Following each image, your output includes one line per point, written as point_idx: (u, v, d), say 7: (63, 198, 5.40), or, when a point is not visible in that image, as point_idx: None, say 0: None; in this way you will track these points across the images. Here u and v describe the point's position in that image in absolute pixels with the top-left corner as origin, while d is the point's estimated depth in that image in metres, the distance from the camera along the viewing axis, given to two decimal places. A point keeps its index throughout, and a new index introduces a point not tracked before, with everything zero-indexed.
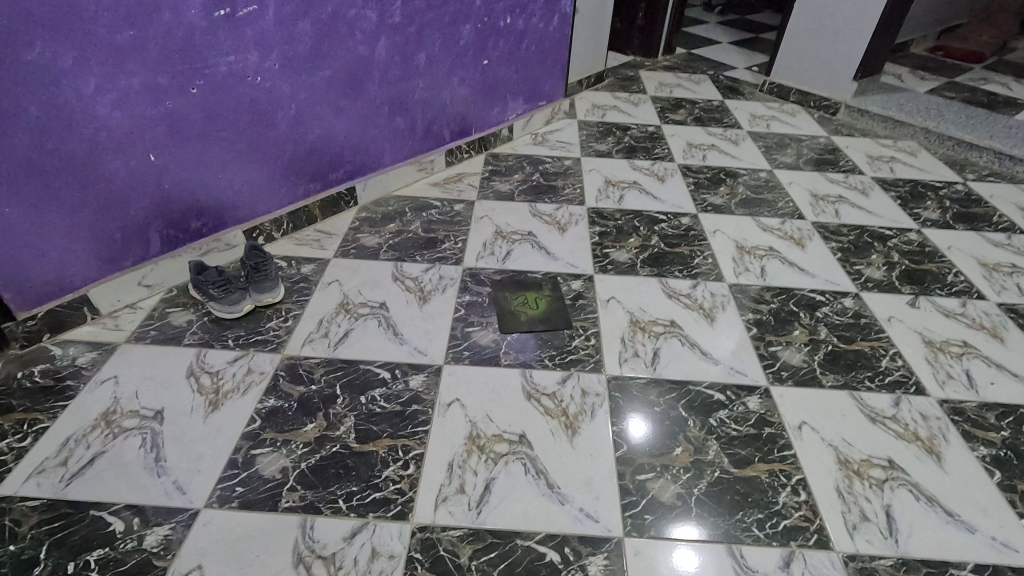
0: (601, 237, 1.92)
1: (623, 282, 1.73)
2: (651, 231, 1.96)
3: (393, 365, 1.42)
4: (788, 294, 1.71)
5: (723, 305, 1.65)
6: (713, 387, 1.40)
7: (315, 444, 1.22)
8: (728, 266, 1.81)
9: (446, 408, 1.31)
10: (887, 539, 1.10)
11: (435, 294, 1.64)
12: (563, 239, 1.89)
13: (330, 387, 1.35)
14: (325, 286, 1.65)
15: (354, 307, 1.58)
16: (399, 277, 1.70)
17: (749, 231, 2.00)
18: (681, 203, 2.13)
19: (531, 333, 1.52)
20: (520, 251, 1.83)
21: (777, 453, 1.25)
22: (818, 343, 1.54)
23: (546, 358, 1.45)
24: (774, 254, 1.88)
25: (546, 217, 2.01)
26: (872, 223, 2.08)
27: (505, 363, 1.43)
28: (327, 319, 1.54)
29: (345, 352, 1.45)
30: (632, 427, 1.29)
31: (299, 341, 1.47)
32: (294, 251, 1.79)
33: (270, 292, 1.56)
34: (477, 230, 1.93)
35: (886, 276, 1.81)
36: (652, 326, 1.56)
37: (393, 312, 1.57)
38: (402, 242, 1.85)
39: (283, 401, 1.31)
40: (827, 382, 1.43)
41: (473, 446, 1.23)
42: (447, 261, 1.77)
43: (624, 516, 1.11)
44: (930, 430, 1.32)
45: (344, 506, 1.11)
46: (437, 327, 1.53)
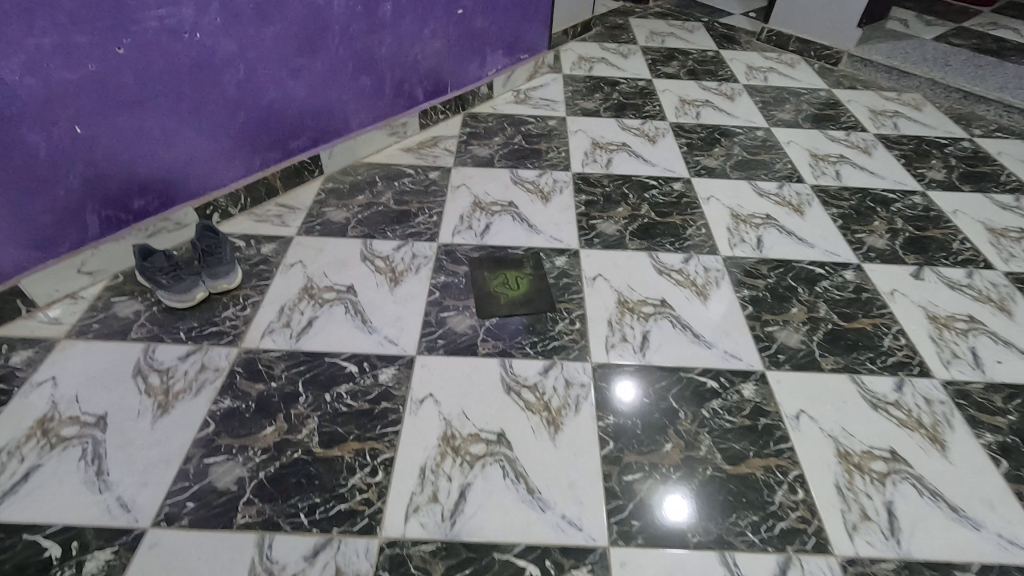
0: (587, 207, 1.78)
1: (611, 257, 1.60)
2: (641, 200, 1.82)
3: (361, 358, 1.30)
4: (786, 267, 1.60)
5: (717, 281, 1.54)
6: (705, 374, 1.30)
7: (275, 450, 1.12)
8: (722, 238, 1.69)
9: (418, 405, 1.21)
10: (888, 540, 1.03)
11: (407, 275, 1.51)
12: (546, 210, 1.76)
13: (292, 384, 1.24)
14: (286, 269, 1.52)
15: (318, 292, 1.45)
16: (368, 256, 1.57)
17: (745, 196, 1.87)
18: (674, 166, 1.98)
19: (511, 317, 1.41)
20: (500, 224, 1.70)
21: (772, 447, 1.17)
22: (818, 321, 1.44)
23: (526, 345, 1.35)
24: (772, 223, 1.76)
25: (528, 185, 1.86)
26: (876, 186, 1.95)
27: (483, 352, 1.33)
28: (289, 305, 1.42)
29: (309, 344, 1.33)
30: (622, 390, 1.26)
31: (258, 332, 1.35)
32: (252, 228, 1.64)
33: (225, 278, 1.43)
34: (453, 200, 1.78)
35: (889, 245, 1.71)
36: (641, 307, 1.45)
37: (361, 297, 1.45)
38: (371, 216, 1.70)
39: (240, 402, 1.21)
40: (828, 365, 1.34)
41: (447, 448, 1.14)
42: (421, 237, 1.64)
43: (609, 523, 1.04)
44: (934, 416, 1.24)
45: (306, 520, 1.02)
46: (408, 313, 1.41)
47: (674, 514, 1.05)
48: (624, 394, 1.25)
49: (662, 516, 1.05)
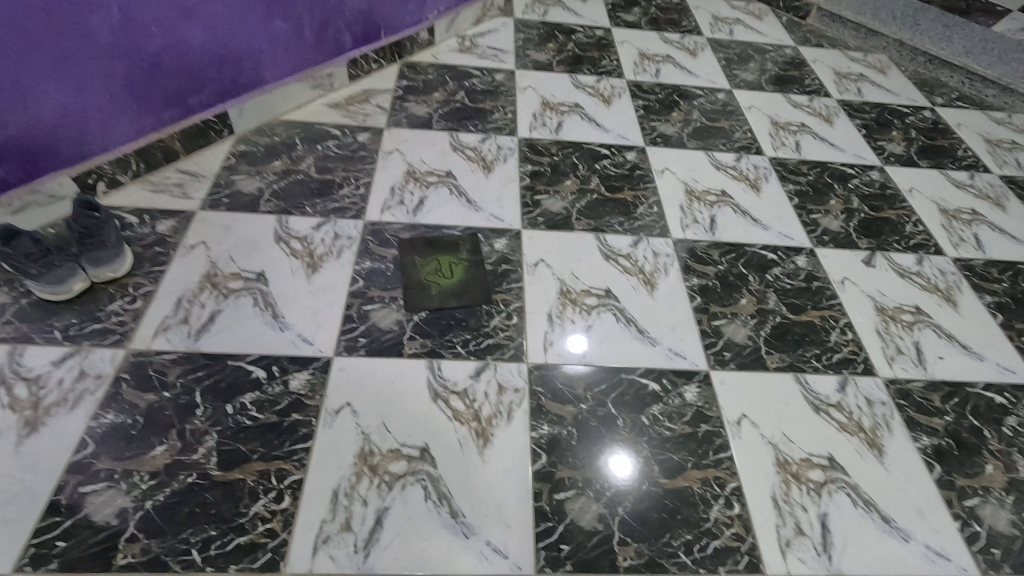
0: (532, 180, 1.63)
1: (555, 239, 1.48)
2: (591, 172, 1.68)
3: (270, 360, 1.16)
4: (737, 251, 1.52)
5: (666, 268, 1.45)
6: (647, 375, 1.23)
7: (165, 475, 0.99)
8: (674, 218, 1.58)
9: (334, 417, 1.09)
10: (820, 555, 1.01)
11: (327, 260, 1.35)
12: (487, 183, 1.60)
13: (188, 393, 1.10)
14: (186, 251, 1.33)
15: (223, 280, 1.28)
16: (284, 237, 1.39)
17: (701, 170, 1.75)
18: (628, 133, 1.84)
19: (442, 310, 1.28)
20: (436, 198, 1.54)
21: (711, 457, 1.11)
22: (766, 314, 1.38)
23: (457, 344, 1.23)
24: (727, 201, 1.66)
25: (469, 152, 1.68)
26: (834, 160, 1.86)
27: (409, 353, 1.20)
28: (188, 297, 1.24)
29: (210, 344, 1.17)
30: (573, 344, 1.26)
31: (150, 330, 1.18)
32: (146, 201, 1.42)
33: (111, 264, 1.23)
34: (383, 168, 1.60)
35: (844, 227, 1.64)
36: (584, 298, 1.35)
37: (273, 286, 1.29)
38: (288, 187, 1.51)
39: (125, 416, 1.06)
40: (773, 363, 1.28)
41: (363, 467, 1.03)
42: (345, 214, 1.46)
43: (537, 548, 0.97)
44: (874, 418, 1.21)
45: (200, 558, 0.91)
46: (327, 306, 1.26)
47: (620, 468, 1.08)
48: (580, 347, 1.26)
49: (610, 473, 1.07)
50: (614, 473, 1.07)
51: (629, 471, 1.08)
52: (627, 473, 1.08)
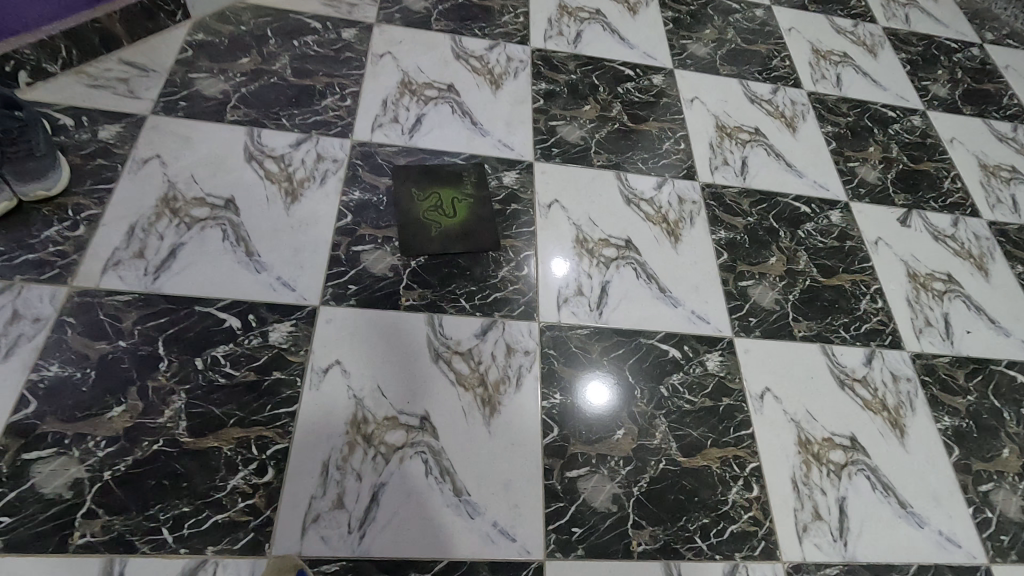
0: (547, 102, 1.41)
1: (571, 176, 1.30)
2: (613, 96, 1.46)
3: (245, 307, 1.00)
4: (769, 202, 1.37)
5: (691, 217, 1.30)
6: (669, 340, 1.12)
7: (126, 440, 0.86)
8: (704, 158, 1.41)
9: (321, 377, 0.96)
10: (836, 541, 0.98)
11: (309, 188, 1.15)
12: (495, 102, 1.38)
13: (148, 344, 0.94)
14: (137, 166, 1.11)
15: (184, 206, 1.08)
16: (256, 156, 1.17)
17: (734, 101, 1.55)
18: (656, 52, 1.60)
19: (444, 256, 1.12)
20: (435, 118, 1.32)
21: (732, 435, 1.04)
22: (795, 276, 1.27)
23: (461, 297, 1.09)
24: (761, 141, 1.48)
25: (474, 62, 1.44)
26: (876, 100, 1.68)
27: (406, 305, 1.06)
28: (142, 225, 1.04)
29: (171, 285, 1.00)
30: (555, 267, 1.16)
31: (98, 263, 0.99)
32: (84, 98, 1.16)
33: (41, 182, 1.02)
34: (374, 76, 1.35)
35: (881, 179, 1.50)
36: (602, 249, 1.21)
37: (246, 217, 1.09)
38: (259, 92, 1.26)
39: (72, 369, 0.90)
40: (799, 332, 1.19)
41: (357, 437, 0.92)
42: (328, 130, 1.24)
43: (547, 531, 0.90)
44: (898, 396, 1.15)
45: (172, 539, 0.81)
46: (310, 244, 1.09)
47: (597, 394, 1.03)
48: (560, 272, 1.15)
49: (587, 402, 1.02)
50: (592, 400, 1.02)
51: (607, 394, 1.04)
52: (607, 398, 1.03)
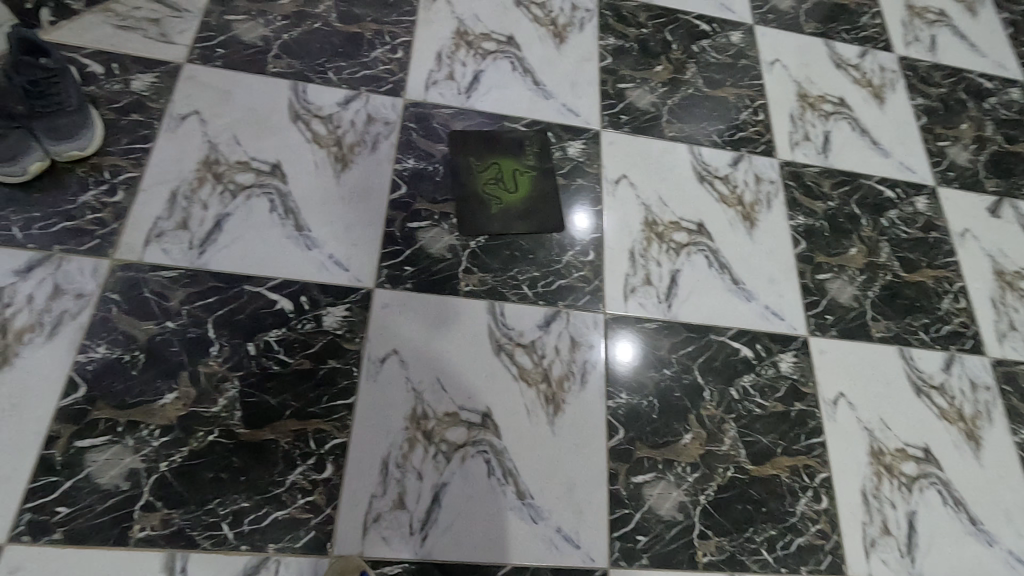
0: (615, 60, 1.27)
1: (640, 149, 1.19)
2: (687, 56, 1.32)
3: (297, 288, 0.94)
4: (851, 185, 1.26)
5: (769, 200, 1.20)
6: (741, 337, 1.05)
7: (180, 430, 0.82)
8: (783, 131, 1.28)
9: (378, 368, 0.90)
10: (903, 558, 0.95)
11: (359, 153, 1.06)
12: (559, 59, 1.24)
13: (197, 326, 0.88)
14: (175, 123, 1.01)
15: (227, 171, 0.99)
16: (302, 115, 1.07)
17: (818, 65, 1.40)
18: (734, 3, 1.43)
19: (505, 237, 1.04)
20: (494, 76, 1.19)
21: (803, 442, 0.99)
22: (876, 270, 1.18)
23: (523, 283, 1.01)
24: (846, 113, 1.35)
25: (536, 10, 1.29)
26: (972, 68, 1.52)
27: (465, 290, 0.99)
28: (184, 192, 0.96)
29: (219, 261, 0.93)
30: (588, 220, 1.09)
31: (140, 234, 0.92)
32: (113, 41, 1.05)
33: (74, 141, 0.93)
34: (426, 24, 1.22)
35: (972, 161, 1.37)
36: (672, 234, 1.12)
37: (293, 185, 1.01)
38: (302, 39, 1.14)
39: (119, 351, 0.85)
40: (877, 333, 1.12)
41: (416, 433, 0.88)
42: (379, 87, 1.13)
43: (612, 539, 0.87)
44: (976, 406, 1.09)
45: (232, 535, 0.78)
46: (363, 219, 1.01)
47: (625, 352, 1.00)
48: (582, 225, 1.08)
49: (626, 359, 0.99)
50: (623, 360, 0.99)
51: (632, 345, 1.00)
52: (636, 350, 1.00)
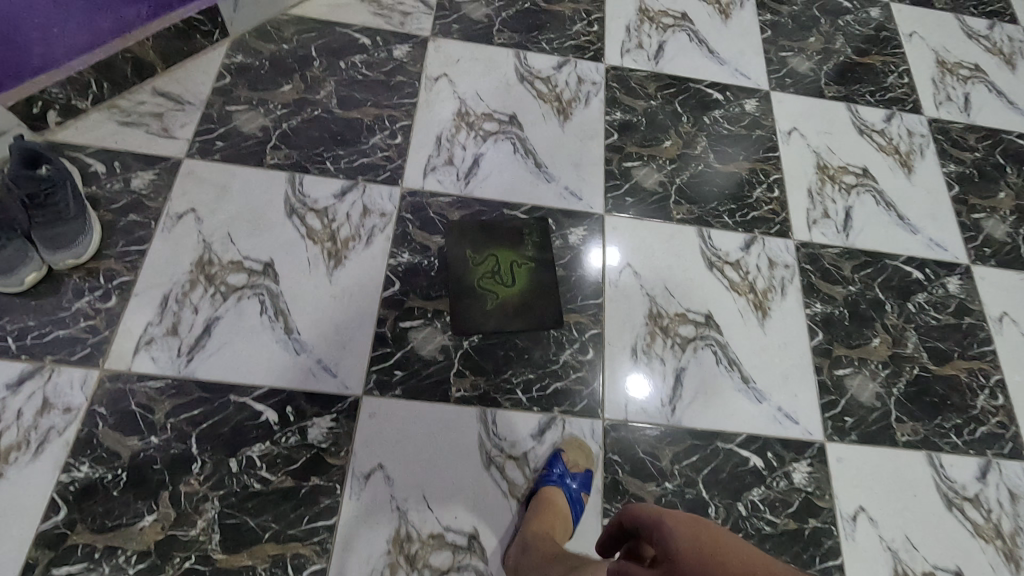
0: (621, 136, 1.23)
1: (646, 233, 1.14)
2: (698, 128, 1.27)
3: (284, 398, 0.92)
4: (875, 266, 1.18)
5: (783, 286, 1.13)
6: (750, 445, 0.99)
7: (156, 556, 0.82)
8: (800, 208, 1.21)
9: (363, 485, 0.89)
10: None
11: (353, 249, 1.04)
12: (562, 137, 1.21)
13: (182, 440, 0.88)
14: (171, 223, 1.02)
15: (220, 273, 0.99)
16: (297, 209, 1.06)
17: (841, 131, 1.33)
18: (750, 68, 1.37)
19: (500, 336, 1.01)
20: (494, 159, 1.17)
21: (816, 566, 0.92)
22: (902, 363, 1.10)
23: (517, 387, 0.97)
24: (869, 185, 1.27)
25: (540, 85, 1.26)
26: (1011, 128, 1.41)
27: (456, 396, 0.96)
28: (176, 296, 0.97)
29: (207, 370, 0.93)
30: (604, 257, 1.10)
31: (130, 342, 0.92)
32: (115, 138, 1.06)
33: (69, 249, 0.93)
34: (426, 105, 1.20)
35: (1012, 235, 1.27)
36: (678, 327, 1.06)
37: (285, 285, 1.00)
38: (301, 128, 1.13)
39: (102, 470, 0.85)
40: (902, 437, 1.03)
41: (399, 557, 0.85)
42: (376, 176, 1.11)
43: None
44: (1015, 521, 0.99)
45: None
46: (353, 321, 0.99)
47: (637, 386, 1.00)
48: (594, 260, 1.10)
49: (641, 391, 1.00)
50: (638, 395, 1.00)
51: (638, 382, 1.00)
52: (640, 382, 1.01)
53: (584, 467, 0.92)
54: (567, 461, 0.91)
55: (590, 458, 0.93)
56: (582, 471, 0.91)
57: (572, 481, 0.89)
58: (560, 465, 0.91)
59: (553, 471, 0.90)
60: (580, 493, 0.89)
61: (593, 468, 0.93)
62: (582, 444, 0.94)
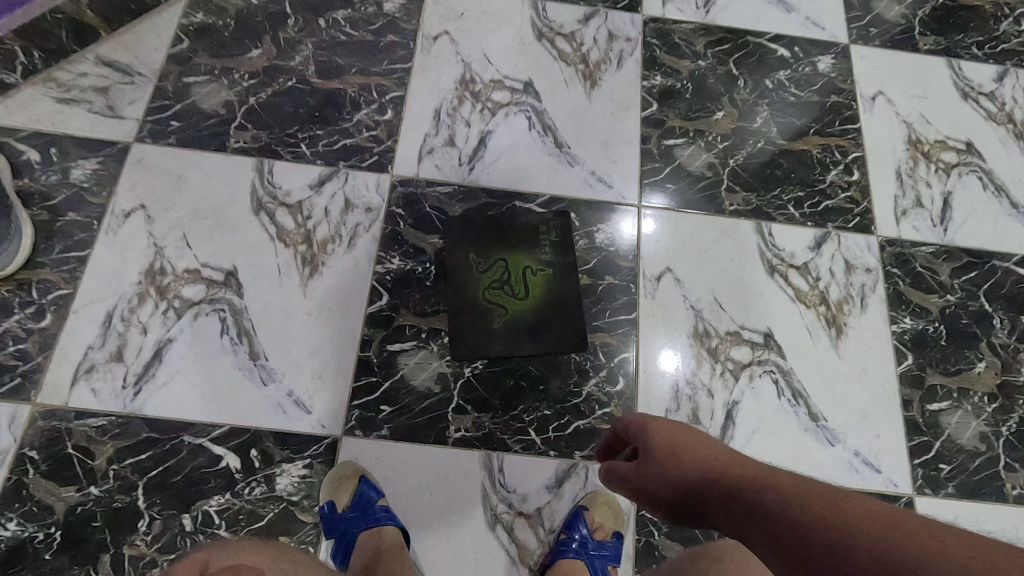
0: (661, 107, 1.00)
1: (692, 229, 0.92)
2: (758, 94, 1.03)
3: (248, 439, 0.77)
4: (981, 269, 0.94)
5: (863, 295, 0.91)
6: None
7: None
8: (886, 195, 0.97)
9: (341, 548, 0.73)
10: None
11: (333, 253, 0.87)
12: (589, 109, 0.99)
13: (127, 492, 0.73)
14: (117, 223, 0.85)
15: (174, 284, 0.83)
16: (266, 204, 0.88)
17: (938, 95, 1.06)
18: (824, 16, 1.11)
19: (509, 361, 0.82)
20: (505, 137, 0.96)
21: None
22: (1014, 394, 0.87)
23: (529, 426, 0.80)
24: (975, 163, 1.01)
25: (562, 44, 1.03)
26: None
27: (455, 438, 0.79)
28: (122, 313, 0.81)
29: (157, 404, 0.77)
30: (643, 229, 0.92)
31: (67, 371, 0.77)
32: (52, 119, 0.89)
33: None
34: (423, 72, 0.99)
35: None
36: (730, 349, 0.86)
37: (252, 298, 0.83)
38: (272, 103, 0.94)
39: (33, 528, 0.71)
40: (1013, 490, 0.82)
41: None
42: (361, 162, 0.92)
43: None
44: None
45: None
46: (331, 343, 0.82)
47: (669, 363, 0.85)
48: (628, 225, 0.92)
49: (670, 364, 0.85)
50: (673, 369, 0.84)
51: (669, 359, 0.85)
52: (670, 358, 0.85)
53: (611, 531, 0.75)
54: (592, 524, 0.74)
55: (619, 519, 0.76)
56: (609, 537, 0.75)
57: (595, 551, 0.73)
58: (582, 530, 0.74)
59: (573, 538, 0.73)
60: (604, 565, 0.73)
61: (622, 531, 0.76)
62: (611, 502, 0.77)
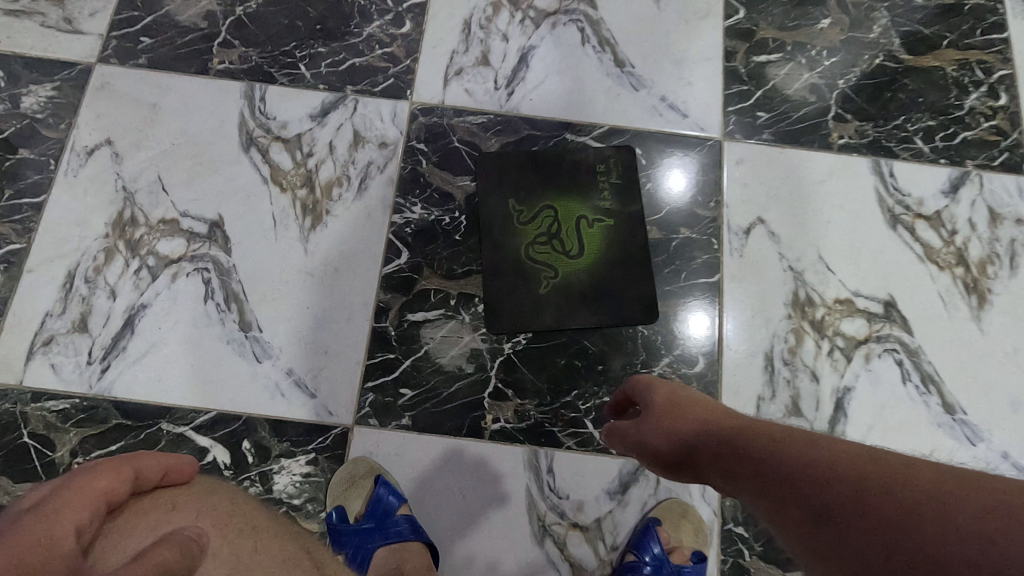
0: (750, 13, 0.79)
1: (789, 169, 0.73)
2: None
3: (238, 429, 0.62)
4: None
5: (1013, 253, 0.71)
6: None
7: None
8: None
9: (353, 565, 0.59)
10: None
11: (340, 199, 0.70)
12: (658, 16, 0.78)
13: None
14: (77, 162, 0.69)
15: (147, 236, 0.68)
16: (257, 139, 0.72)
17: None
18: None
19: (558, 335, 0.66)
20: (551, 54, 0.76)
21: None
22: None
23: (585, 417, 0.64)
24: None
25: None
26: None
27: (492, 430, 0.63)
28: (85, 272, 0.66)
29: (128, 385, 0.63)
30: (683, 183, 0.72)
31: (20, 343, 0.63)
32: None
33: None
34: None
35: None
36: (839, 321, 0.67)
37: (241, 255, 0.67)
38: (263, 14, 0.76)
39: None
40: None
41: None
42: (373, 85, 0.74)
43: None
44: None
45: None
46: (337, 311, 0.66)
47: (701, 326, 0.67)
48: (672, 180, 0.72)
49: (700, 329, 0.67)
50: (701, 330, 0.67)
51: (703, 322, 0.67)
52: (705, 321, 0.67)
53: (689, 552, 0.60)
54: (666, 546, 0.59)
55: (700, 537, 0.61)
56: (686, 561, 0.60)
57: None
58: (654, 553, 0.59)
59: (642, 563, 0.59)
60: None
61: (704, 551, 0.61)
62: (689, 516, 0.61)
